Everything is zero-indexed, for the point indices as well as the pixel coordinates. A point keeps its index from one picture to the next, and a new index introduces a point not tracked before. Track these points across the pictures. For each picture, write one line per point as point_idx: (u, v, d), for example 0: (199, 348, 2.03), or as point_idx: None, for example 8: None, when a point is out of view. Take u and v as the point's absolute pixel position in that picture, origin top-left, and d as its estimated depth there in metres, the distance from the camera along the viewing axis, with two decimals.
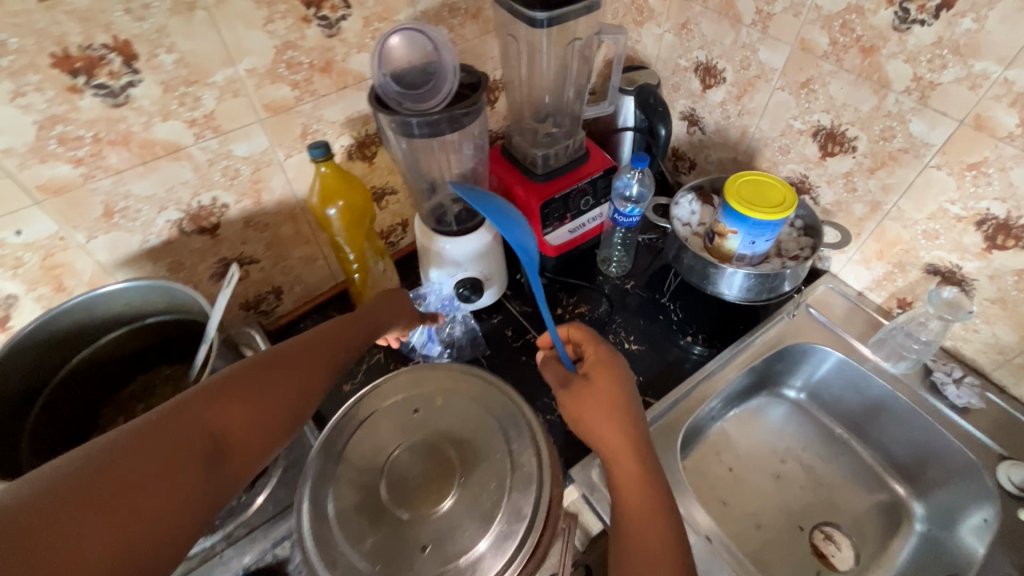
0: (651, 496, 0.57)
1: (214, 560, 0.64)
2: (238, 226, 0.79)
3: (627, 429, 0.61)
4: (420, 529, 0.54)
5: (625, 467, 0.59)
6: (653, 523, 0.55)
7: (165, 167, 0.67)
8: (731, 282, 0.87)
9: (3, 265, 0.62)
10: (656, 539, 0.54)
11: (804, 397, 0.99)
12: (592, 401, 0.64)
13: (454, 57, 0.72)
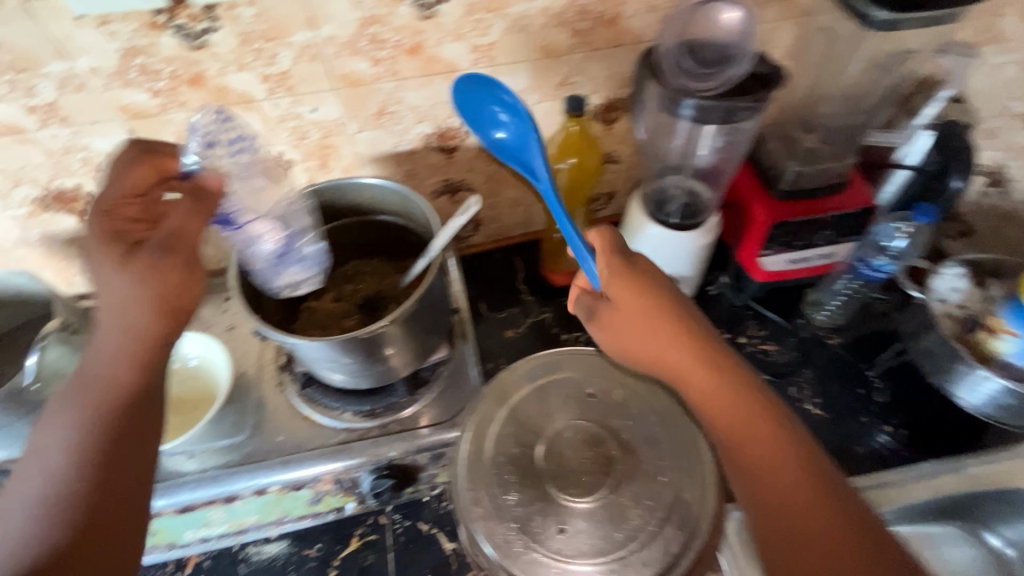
0: (718, 373, 0.53)
1: (195, 477, 0.68)
2: (301, 184, 0.79)
3: (708, 362, 0.54)
4: (553, 538, 0.57)
5: (682, 363, 0.55)
6: (737, 411, 0.51)
7: (236, 114, 0.67)
8: (977, 390, 0.72)
9: (87, 166, 0.68)
10: (724, 403, 0.52)
11: (1013, 553, 0.78)
12: (627, 323, 0.58)
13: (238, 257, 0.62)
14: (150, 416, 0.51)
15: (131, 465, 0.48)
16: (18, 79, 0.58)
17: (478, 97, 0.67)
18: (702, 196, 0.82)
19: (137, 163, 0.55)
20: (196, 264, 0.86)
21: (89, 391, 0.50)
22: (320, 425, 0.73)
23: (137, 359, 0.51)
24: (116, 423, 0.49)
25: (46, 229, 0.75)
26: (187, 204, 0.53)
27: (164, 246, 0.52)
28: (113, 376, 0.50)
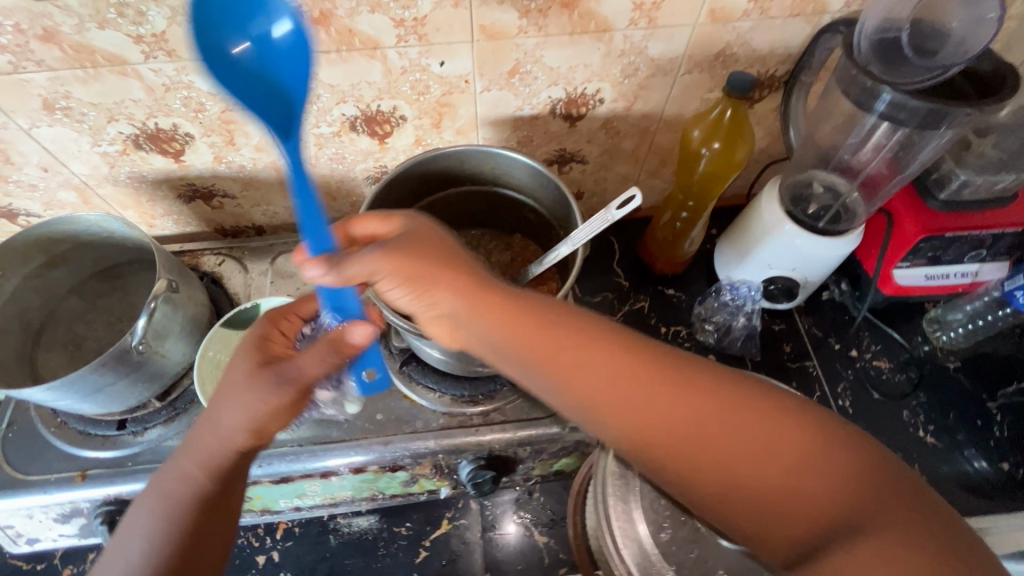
0: (636, 360, 0.43)
1: (294, 449, 0.65)
2: (408, 142, 0.71)
3: (501, 299, 0.45)
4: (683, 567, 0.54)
5: (599, 352, 0.43)
6: (665, 398, 0.41)
7: (357, 61, 0.59)
8: None
9: (187, 106, 0.62)
10: (656, 402, 0.42)
11: None
12: (580, 350, 0.44)
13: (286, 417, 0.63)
14: (232, 486, 0.52)
15: (210, 542, 0.49)
16: (129, 3, 0.51)
17: (288, 67, 0.44)
18: (851, 197, 0.72)
19: (311, 359, 0.49)
20: (283, 215, 0.81)
21: (166, 485, 0.50)
22: (418, 406, 0.69)
23: (221, 466, 0.50)
24: (203, 510, 0.49)
25: (134, 168, 0.69)
26: (331, 362, 0.49)
27: (292, 380, 0.49)
28: (218, 446, 0.50)
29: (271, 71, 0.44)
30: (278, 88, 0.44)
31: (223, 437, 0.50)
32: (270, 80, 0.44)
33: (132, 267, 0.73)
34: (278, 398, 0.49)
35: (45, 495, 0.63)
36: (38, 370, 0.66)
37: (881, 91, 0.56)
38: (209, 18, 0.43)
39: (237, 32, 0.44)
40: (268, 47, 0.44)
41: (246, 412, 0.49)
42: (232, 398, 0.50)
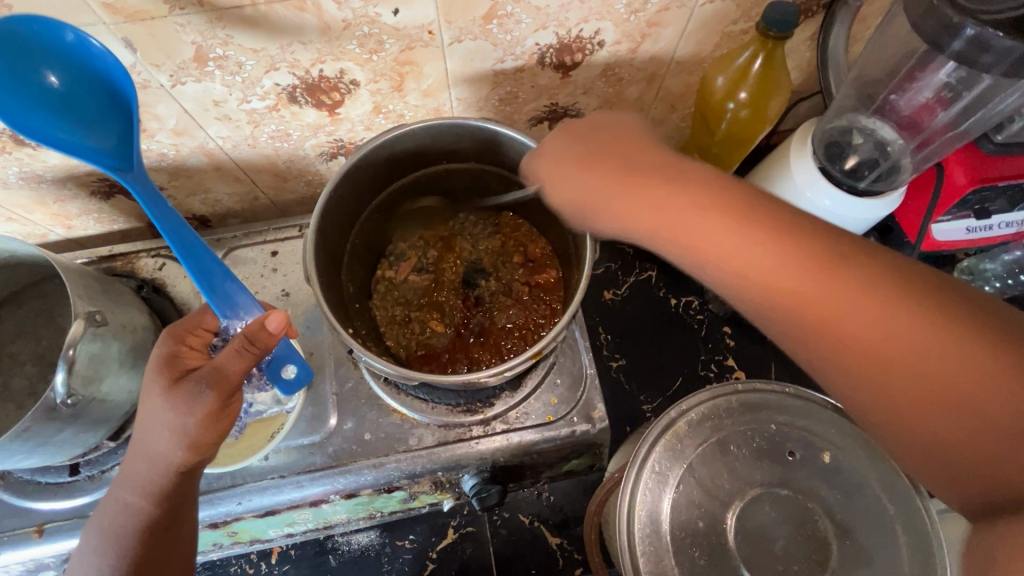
0: (779, 248, 0.33)
1: (276, 481, 0.59)
2: (366, 111, 0.58)
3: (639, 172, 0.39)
4: None
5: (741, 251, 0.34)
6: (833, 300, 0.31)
7: (283, 16, 0.45)
8: None
9: None
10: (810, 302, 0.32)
11: None
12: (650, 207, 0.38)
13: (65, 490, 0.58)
14: (184, 504, 0.49)
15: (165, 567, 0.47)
16: None
17: (107, 68, 0.44)
18: (896, 145, 0.62)
19: (234, 354, 0.43)
20: (226, 202, 0.68)
21: (112, 521, 0.47)
22: (409, 421, 0.62)
23: (162, 493, 0.47)
24: (156, 533, 0.47)
25: (25, 168, 0.55)
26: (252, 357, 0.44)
27: (217, 383, 0.43)
28: (156, 472, 0.46)
29: (95, 73, 0.45)
30: (118, 99, 0.46)
31: (160, 458, 0.45)
32: (83, 113, 0.46)
33: (54, 284, 0.61)
34: (202, 407, 0.43)
35: (4, 555, 0.56)
36: None
37: (967, 28, 0.43)
38: (13, 27, 0.40)
39: (51, 54, 0.42)
40: (86, 57, 0.43)
41: (176, 431, 0.44)
42: (154, 418, 0.44)
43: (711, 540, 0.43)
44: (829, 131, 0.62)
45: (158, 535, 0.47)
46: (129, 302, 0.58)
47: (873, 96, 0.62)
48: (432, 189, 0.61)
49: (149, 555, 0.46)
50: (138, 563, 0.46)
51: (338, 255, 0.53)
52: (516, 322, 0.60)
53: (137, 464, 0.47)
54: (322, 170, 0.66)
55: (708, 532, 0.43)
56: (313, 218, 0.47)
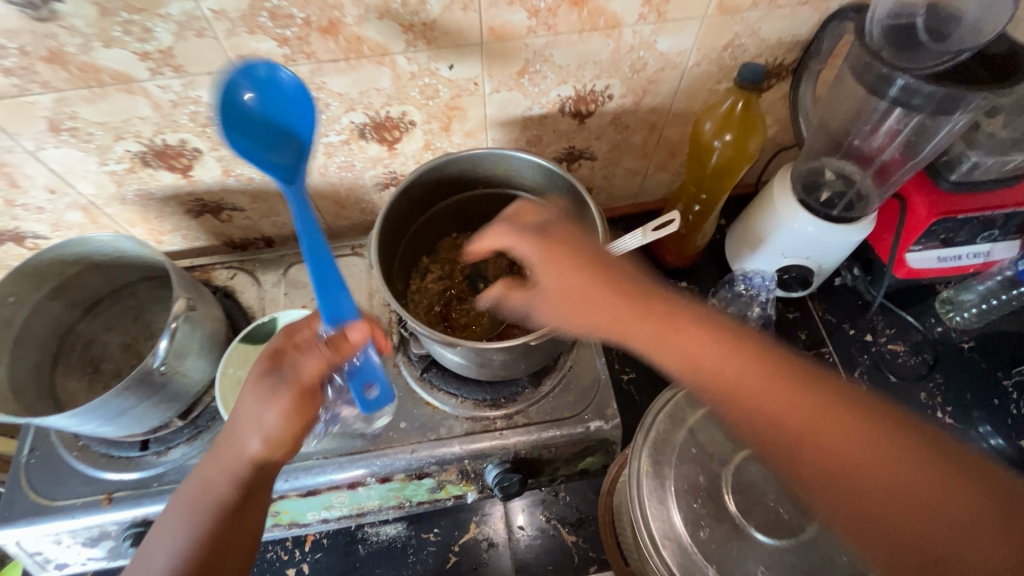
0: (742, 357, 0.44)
1: (317, 463, 0.65)
2: (418, 147, 0.71)
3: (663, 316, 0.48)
4: None
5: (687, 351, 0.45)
6: (863, 448, 0.39)
7: (367, 68, 0.59)
8: None
9: (195, 121, 0.60)
10: (807, 430, 0.40)
11: None
12: (683, 354, 0.45)
13: (132, 464, 0.65)
14: (256, 492, 0.52)
15: (224, 558, 0.50)
16: (134, 19, 0.49)
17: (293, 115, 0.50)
18: (863, 185, 0.73)
19: (310, 357, 0.52)
20: (292, 224, 0.80)
21: (192, 494, 0.51)
22: (441, 413, 0.69)
23: (242, 478, 0.51)
24: (230, 513, 0.50)
25: (142, 186, 0.68)
26: (326, 356, 0.52)
27: (292, 380, 0.51)
28: (233, 453, 0.51)
29: (279, 101, 0.49)
30: (290, 124, 0.50)
31: (237, 444, 0.51)
32: (262, 137, 0.48)
33: (145, 285, 0.72)
34: (280, 401, 0.50)
35: (73, 520, 0.62)
36: (58, 395, 0.65)
37: (896, 77, 0.55)
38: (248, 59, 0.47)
39: (252, 81, 0.48)
40: (274, 91, 0.48)
41: (257, 419, 0.50)
42: (244, 401, 0.52)
43: (710, 494, 0.49)
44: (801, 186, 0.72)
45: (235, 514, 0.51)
46: (208, 299, 0.68)
47: (840, 142, 0.74)
48: (467, 212, 0.73)
49: (218, 537, 0.50)
50: (212, 538, 0.50)
51: (388, 258, 0.64)
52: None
53: (225, 447, 0.52)
54: (375, 198, 0.79)
55: (708, 485, 0.49)
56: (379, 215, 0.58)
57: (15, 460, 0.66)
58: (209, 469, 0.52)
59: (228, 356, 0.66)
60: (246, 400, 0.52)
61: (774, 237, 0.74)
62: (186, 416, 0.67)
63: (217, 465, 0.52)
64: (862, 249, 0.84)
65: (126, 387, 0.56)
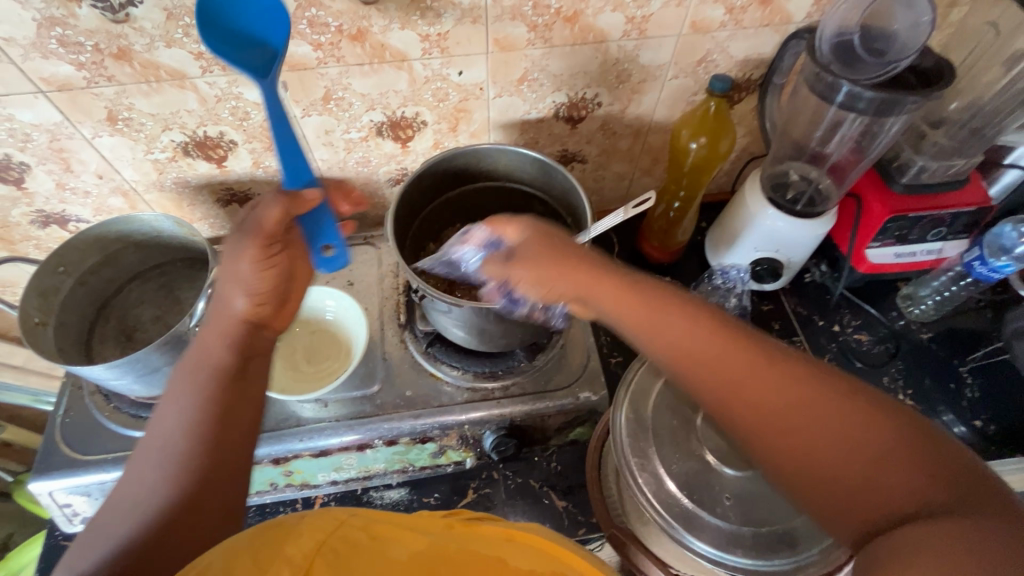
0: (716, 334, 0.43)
1: (330, 425, 0.71)
2: (428, 145, 0.80)
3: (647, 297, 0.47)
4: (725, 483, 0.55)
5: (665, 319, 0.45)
6: (834, 431, 0.38)
7: (387, 72, 0.68)
8: None
9: (234, 115, 0.69)
10: (776, 404, 0.40)
11: None
12: (659, 338, 0.45)
13: None
14: (251, 363, 0.54)
15: (239, 404, 0.50)
16: (194, 24, 0.58)
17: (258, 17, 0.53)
18: (823, 183, 0.82)
19: (266, 206, 0.54)
20: None
21: (187, 383, 0.50)
22: (443, 383, 0.75)
23: (237, 338, 0.53)
24: (222, 411, 0.49)
25: (180, 174, 0.76)
26: (284, 202, 0.54)
27: (254, 231, 0.54)
28: (224, 318, 0.54)
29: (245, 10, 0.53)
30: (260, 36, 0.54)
31: (227, 309, 0.54)
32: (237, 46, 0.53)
33: (176, 265, 0.79)
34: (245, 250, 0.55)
35: (104, 473, 0.67)
36: (94, 359, 0.72)
37: (841, 85, 0.64)
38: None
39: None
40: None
41: (234, 273, 0.55)
42: (226, 269, 0.55)
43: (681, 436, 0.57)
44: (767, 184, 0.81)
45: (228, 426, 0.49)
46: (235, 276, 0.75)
47: (803, 148, 0.83)
48: (470, 205, 0.81)
49: (231, 393, 0.50)
50: (219, 397, 0.49)
51: (400, 238, 0.72)
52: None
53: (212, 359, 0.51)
54: (387, 194, 0.87)
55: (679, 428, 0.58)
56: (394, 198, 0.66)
57: (50, 418, 0.72)
58: (198, 372, 0.50)
59: None
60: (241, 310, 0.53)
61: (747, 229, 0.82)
62: None
63: (201, 379, 0.50)
64: (828, 248, 0.92)
65: (164, 343, 0.63)
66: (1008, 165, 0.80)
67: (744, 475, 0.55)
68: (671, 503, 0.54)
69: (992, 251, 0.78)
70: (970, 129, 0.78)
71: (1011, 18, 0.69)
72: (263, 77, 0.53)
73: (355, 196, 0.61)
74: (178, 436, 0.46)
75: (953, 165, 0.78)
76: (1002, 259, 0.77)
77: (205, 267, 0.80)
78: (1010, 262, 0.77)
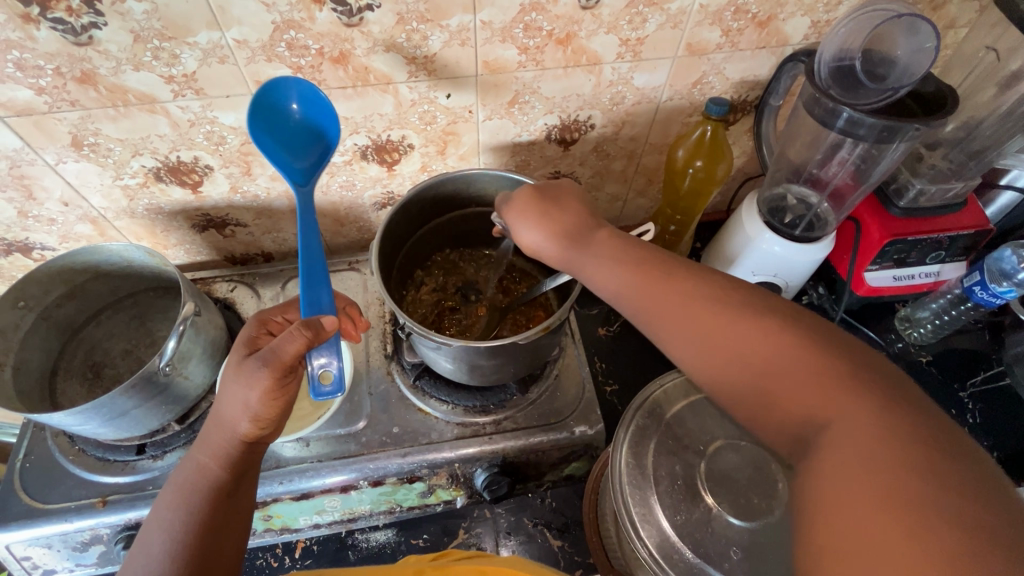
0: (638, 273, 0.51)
1: (310, 467, 0.67)
2: (416, 168, 0.76)
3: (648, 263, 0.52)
4: (730, 532, 0.52)
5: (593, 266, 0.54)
6: (762, 353, 0.42)
7: (372, 95, 0.65)
8: None
9: (209, 139, 0.65)
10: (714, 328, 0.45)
11: None
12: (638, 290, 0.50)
13: (126, 468, 0.66)
14: (243, 481, 0.52)
15: (226, 523, 0.49)
16: (164, 46, 0.55)
17: (324, 117, 0.61)
18: (822, 208, 0.80)
19: (288, 336, 0.49)
20: (292, 241, 0.84)
21: (183, 478, 0.50)
22: (432, 418, 0.71)
23: (232, 459, 0.51)
24: (221, 497, 0.50)
25: (152, 200, 0.72)
26: (305, 337, 0.49)
27: (270, 361, 0.48)
28: (222, 436, 0.51)
29: (316, 122, 0.62)
30: (319, 138, 0.63)
31: (226, 429, 0.50)
32: (291, 145, 0.61)
33: (148, 295, 0.75)
34: (260, 380, 0.48)
35: (68, 523, 0.63)
36: (59, 399, 0.68)
37: (842, 111, 0.62)
38: (300, 86, 0.59)
39: (297, 96, 0.60)
40: (314, 103, 0.60)
41: (241, 400, 0.49)
42: (226, 387, 0.50)
43: (686, 480, 0.55)
44: (767, 217, 0.79)
45: (224, 511, 0.49)
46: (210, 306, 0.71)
47: (800, 171, 0.82)
48: (460, 229, 0.77)
49: (219, 518, 0.49)
50: (207, 523, 0.48)
51: (385, 267, 0.69)
52: (527, 321, 0.74)
53: (209, 450, 0.51)
54: (372, 217, 0.83)
55: (684, 473, 0.56)
56: (381, 232, 0.63)
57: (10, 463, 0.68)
58: (196, 462, 0.51)
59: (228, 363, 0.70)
60: (236, 405, 0.49)
61: (744, 255, 0.80)
62: (184, 421, 0.69)
63: (198, 473, 0.50)
64: (825, 270, 0.91)
65: (129, 388, 0.59)
66: (1005, 187, 0.79)
67: (750, 524, 0.52)
68: (676, 556, 0.51)
69: (993, 276, 0.77)
70: (968, 152, 0.77)
71: (1009, 41, 0.68)
72: (303, 184, 0.61)
73: (361, 324, 0.61)
74: (160, 565, 0.45)
75: (954, 186, 0.77)
76: (1003, 284, 0.76)
77: (179, 297, 0.76)
78: (1010, 287, 0.76)
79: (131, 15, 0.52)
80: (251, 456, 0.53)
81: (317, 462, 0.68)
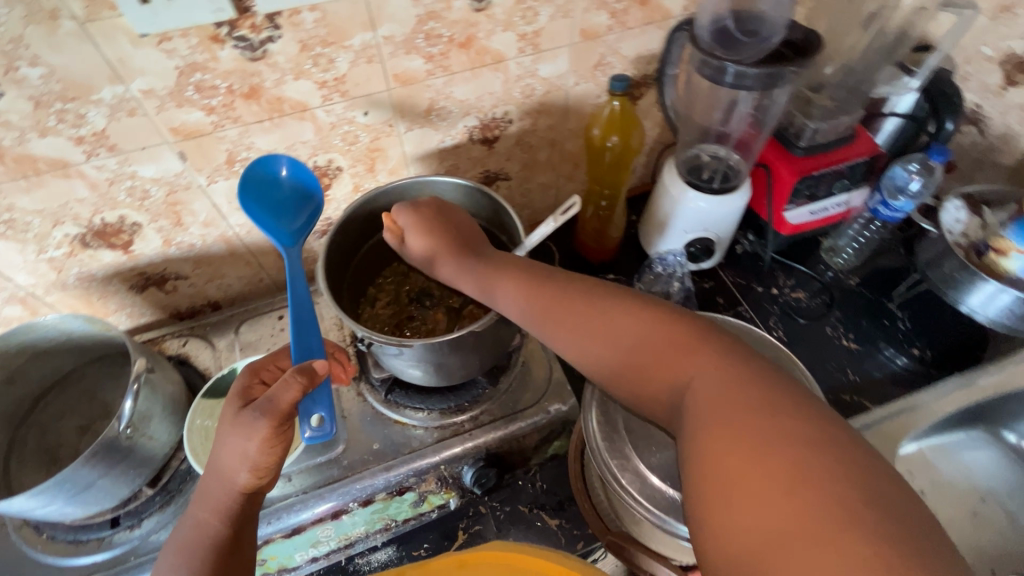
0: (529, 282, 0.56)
1: (297, 499, 0.66)
2: (348, 191, 0.78)
3: (562, 279, 0.54)
4: None
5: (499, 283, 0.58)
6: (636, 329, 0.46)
7: (290, 124, 0.66)
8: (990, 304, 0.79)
9: (132, 195, 0.65)
10: (592, 314, 0.50)
11: None
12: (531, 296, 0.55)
13: (102, 544, 0.63)
14: (246, 530, 0.52)
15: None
16: (68, 108, 0.54)
17: (310, 176, 0.68)
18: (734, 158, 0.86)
19: (284, 385, 0.48)
20: (238, 285, 0.83)
21: (183, 536, 0.50)
22: (410, 428, 0.72)
23: (232, 509, 0.50)
24: (223, 552, 0.49)
25: (83, 268, 0.70)
26: (303, 384, 0.48)
27: (269, 411, 0.47)
28: (221, 488, 0.50)
29: (304, 181, 0.68)
30: (307, 197, 0.69)
31: (225, 481, 0.49)
32: (277, 208, 0.67)
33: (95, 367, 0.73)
34: (258, 433, 0.47)
35: None
36: (14, 491, 0.64)
37: (727, 67, 0.67)
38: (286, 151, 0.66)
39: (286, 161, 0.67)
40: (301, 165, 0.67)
41: (238, 451, 0.48)
42: (223, 440, 0.49)
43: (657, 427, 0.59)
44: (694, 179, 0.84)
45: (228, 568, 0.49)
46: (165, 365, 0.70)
47: (708, 131, 0.88)
48: None
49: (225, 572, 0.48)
50: None
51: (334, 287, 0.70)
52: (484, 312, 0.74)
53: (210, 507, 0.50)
54: (315, 246, 0.84)
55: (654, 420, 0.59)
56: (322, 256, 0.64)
57: None
58: (195, 520, 0.50)
59: (192, 414, 0.69)
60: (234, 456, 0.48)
61: (676, 216, 0.86)
62: (158, 485, 0.67)
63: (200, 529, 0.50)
64: (751, 218, 0.98)
65: (91, 458, 0.57)
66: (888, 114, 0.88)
67: None
68: (661, 497, 0.55)
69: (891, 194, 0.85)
70: (847, 88, 0.85)
71: None
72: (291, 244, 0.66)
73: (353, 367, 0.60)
74: None
75: (843, 118, 0.84)
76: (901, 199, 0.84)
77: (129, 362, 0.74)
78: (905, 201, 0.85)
79: (28, 82, 0.52)
80: (253, 505, 0.52)
81: (304, 493, 0.67)
